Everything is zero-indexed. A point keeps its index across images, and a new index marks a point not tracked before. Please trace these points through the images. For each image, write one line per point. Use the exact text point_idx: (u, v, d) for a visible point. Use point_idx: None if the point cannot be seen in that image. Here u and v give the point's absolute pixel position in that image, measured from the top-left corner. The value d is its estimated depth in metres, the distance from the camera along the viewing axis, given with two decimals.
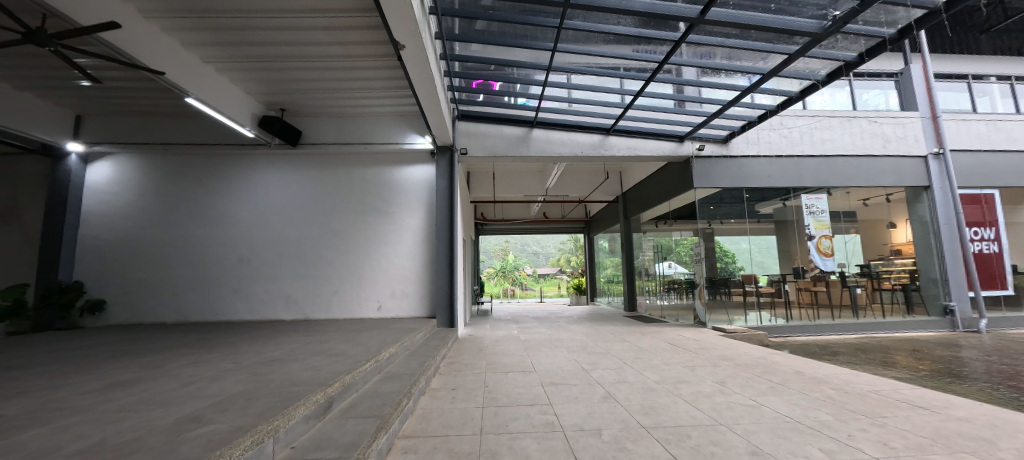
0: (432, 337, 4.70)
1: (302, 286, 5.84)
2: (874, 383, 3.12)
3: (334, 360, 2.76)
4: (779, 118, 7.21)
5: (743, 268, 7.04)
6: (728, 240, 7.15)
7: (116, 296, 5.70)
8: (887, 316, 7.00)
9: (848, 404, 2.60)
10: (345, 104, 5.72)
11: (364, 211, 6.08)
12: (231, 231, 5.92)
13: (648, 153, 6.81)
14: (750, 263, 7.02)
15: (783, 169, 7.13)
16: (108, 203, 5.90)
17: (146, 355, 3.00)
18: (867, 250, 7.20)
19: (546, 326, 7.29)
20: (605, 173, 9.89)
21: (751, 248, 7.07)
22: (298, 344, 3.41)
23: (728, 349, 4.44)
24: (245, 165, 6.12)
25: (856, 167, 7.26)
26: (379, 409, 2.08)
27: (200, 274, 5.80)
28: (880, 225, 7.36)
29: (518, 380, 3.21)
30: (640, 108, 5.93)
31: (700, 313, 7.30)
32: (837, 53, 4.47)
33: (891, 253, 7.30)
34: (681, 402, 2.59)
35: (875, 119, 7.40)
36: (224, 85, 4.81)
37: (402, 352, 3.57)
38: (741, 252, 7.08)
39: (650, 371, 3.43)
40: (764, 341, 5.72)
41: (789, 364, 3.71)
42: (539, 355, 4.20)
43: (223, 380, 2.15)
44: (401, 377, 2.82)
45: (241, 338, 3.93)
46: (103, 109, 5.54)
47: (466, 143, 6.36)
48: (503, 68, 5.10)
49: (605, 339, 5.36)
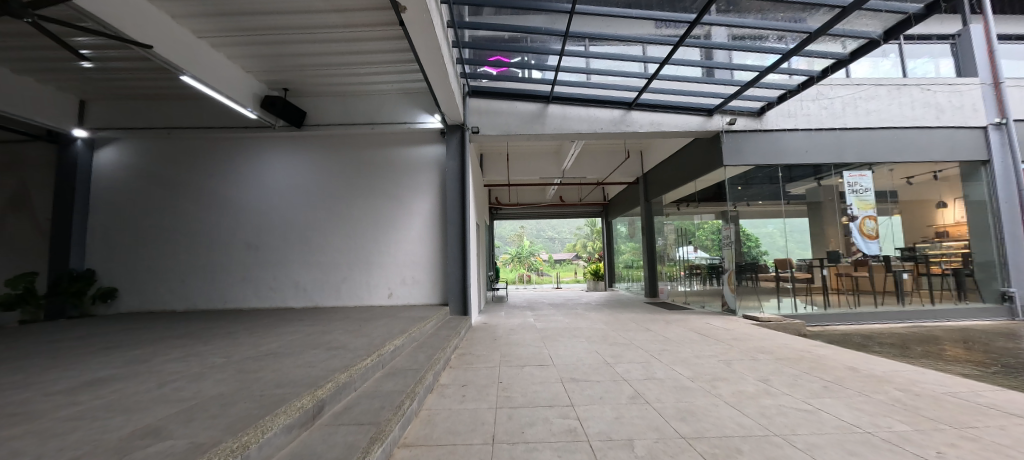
0: (443, 327, 4.45)
1: (311, 273, 5.69)
2: (948, 383, 2.69)
3: (333, 354, 2.53)
4: (817, 88, 6.51)
5: (767, 254, 6.52)
6: (753, 223, 6.62)
7: (128, 283, 5.67)
8: (937, 302, 6.41)
9: (925, 411, 2.20)
10: (348, 82, 5.38)
11: (372, 195, 5.83)
12: (239, 217, 5.78)
13: (674, 128, 6.26)
14: (776, 248, 6.49)
15: (820, 145, 6.49)
16: (115, 189, 5.81)
17: (138, 349, 2.83)
18: (908, 232, 6.52)
19: (562, 313, 6.98)
20: (626, 151, 9.38)
21: (777, 232, 6.53)
22: (299, 335, 3.20)
23: (764, 341, 4.04)
24: (250, 149, 5.90)
25: (905, 141, 6.53)
26: (375, 413, 1.84)
27: (209, 261, 5.71)
28: (924, 205, 6.68)
29: (534, 376, 2.92)
30: (666, 79, 5.38)
31: (729, 299, 6.85)
32: (898, 5, 3.81)
33: (935, 237, 6.62)
34: (722, 406, 2.26)
35: (928, 87, 6.60)
36: (220, 63, 4.53)
37: (409, 343, 3.32)
38: (765, 235, 6.56)
39: (681, 366, 3.09)
40: (800, 331, 5.31)
41: (839, 359, 3.29)
42: (557, 347, 3.91)
43: (204, 382, 1.92)
44: (404, 372, 2.57)
45: (244, 328, 3.77)
46: (105, 93, 5.37)
47: (478, 122, 5.96)
48: (515, 36, 4.65)
49: (627, 328, 5.02)
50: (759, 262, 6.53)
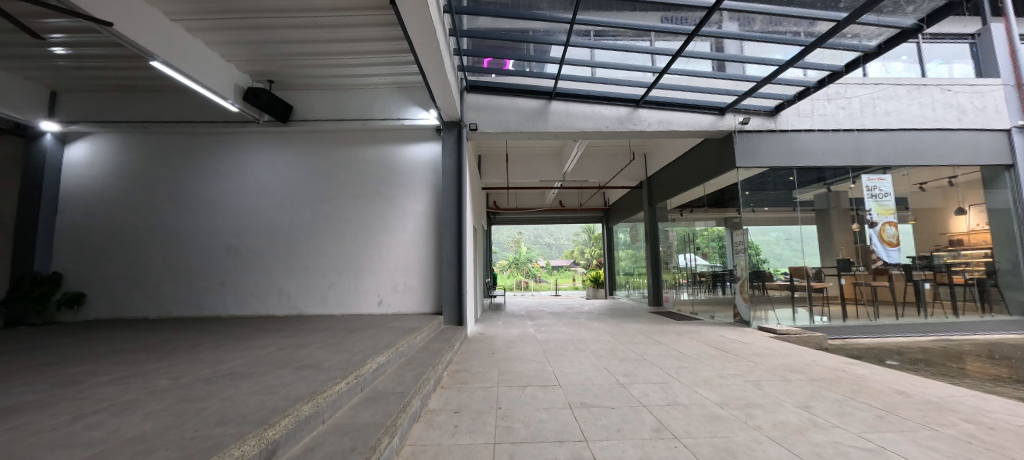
0: (436, 339, 4.05)
1: (296, 279, 5.29)
2: (1021, 413, 2.31)
3: (301, 376, 2.13)
4: (834, 87, 6.21)
5: (767, 261, 6.14)
6: (754, 230, 6.22)
7: (97, 288, 5.27)
8: (962, 314, 6.05)
9: (1010, 451, 1.83)
10: (337, 74, 5.02)
11: (362, 196, 5.46)
12: (219, 217, 5.39)
13: (683, 128, 5.91)
14: (786, 255, 6.12)
15: (837, 147, 6.17)
16: (87, 186, 5.43)
17: (78, 366, 2.43)
18: (920, 241, 6.15)
19: (564, 323, 6.58)
20: (631, 154, 9.06)
21: (778, 239, 6.16)
22: (270, 351, 2.80)
23: (791, 357, 3.65)
24: (233, 145, 5.53)
25: (926, 143, 6.21)
26: (341, 457, 1.44)
27: (187, 265, 5.31)
28: (937, 213, 6.25)
29: (538, 400, 2.52)
30: (675, 73, 5.02)
31: (741, 310, 6.43)
32: None
33: (949, 244, 6.23)
34: (768, 443, 1.87)
35: (948, 87, 6.31)
36: (196, 49, 4.17)
37: (395, 359, 2.93)
38: (764, 243, 6.17)
39: (705, 388, 2.72)
40: (821, 345, 4.98)
41: (883, 381, 2.92)
42: (561, 363, 3.51)
43: (131, 417, 1.54)
44: (386, 397, 2.18)
45: (212, 340, 3.37)
46: (77, 84, 5.00)
47: (476, 118, 5.59)
48: (518, 25, 4.30)
49: (636, 341, 4.65)
50: (762, 270, 6.13)
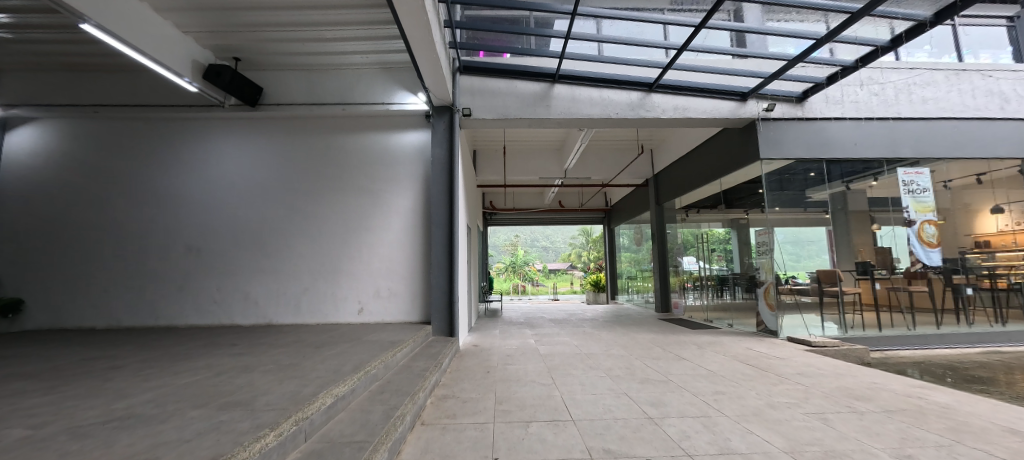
0: (421, 355, 3.42)
1: (265, 283, 4.67)
2: None
3: (213, 426, 1.50)
4: (867, 72, 5.65)
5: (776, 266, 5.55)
6: (773, 231, 5.59)
7: (38, 294, 4.64)
8: (1008, 323, 5.46)
9: None
10: (315, 50, 4.43)
11: (340, 189, 4.86)
12: (178, 213, 4.77)
13: (701, 114, 5.31)
14: (796, 259, 5.51)
15: (871, 137, 5.60)
16: (28, 179, 4.82)
17: None
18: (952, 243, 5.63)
19: (568, 333, 5.96)
20: (638, 148, 8.57)
21: (791, 242, 5.54)
22: (202, 378, 2.18)
23: (845, 378, 3.08)
24: (195, 132, 4.93)
25: (967, 134, 5.66)
26: None
27: (141, 268, 4.68)
28: (966, 212, 5.76)
29: (548, 445, 1.91)
30: (695, 51, 4.43)
31: (767, 319, 5.73)
32: None
33: (982, 247, 5.68)
34: None
35: (989, 74, 5.79)
36: (142, 16, 3.54)
37: (363, 387, 2.30)
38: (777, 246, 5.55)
39: (760, 425, 2.12)
40: (862, 359, 4.38)
41: (979, 413, 2.31)
42: (572, 387, 2.90)
43: None
44: (335, 452, 1.55)
45: (143, 359, 2.74)
46: (15, 61, 4.40)
47: (469, 103, 4.99)
48: None
49: (654, 356, 4.04)
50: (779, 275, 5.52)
